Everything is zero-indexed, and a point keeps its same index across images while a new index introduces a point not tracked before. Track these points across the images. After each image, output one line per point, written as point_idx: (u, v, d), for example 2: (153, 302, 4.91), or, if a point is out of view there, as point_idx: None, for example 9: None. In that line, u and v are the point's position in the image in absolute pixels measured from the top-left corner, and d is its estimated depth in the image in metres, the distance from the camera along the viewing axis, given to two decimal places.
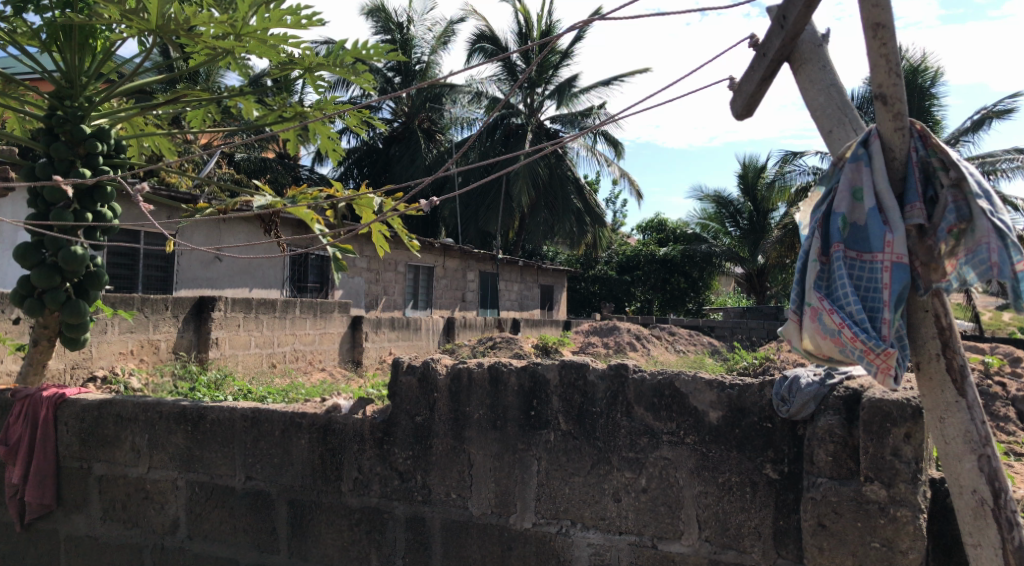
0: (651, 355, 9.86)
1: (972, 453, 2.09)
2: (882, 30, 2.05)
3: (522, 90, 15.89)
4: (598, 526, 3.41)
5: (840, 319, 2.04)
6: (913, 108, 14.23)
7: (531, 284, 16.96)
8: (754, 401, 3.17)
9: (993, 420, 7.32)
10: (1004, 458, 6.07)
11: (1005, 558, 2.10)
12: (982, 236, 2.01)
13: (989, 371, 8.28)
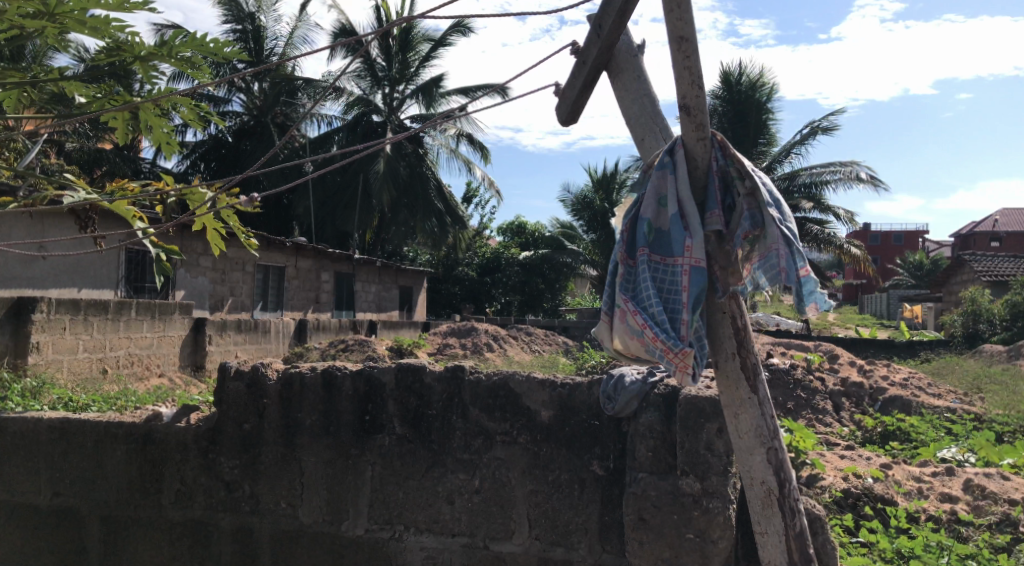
0: (506, 356, 9.98)
1: (762, 446, 2.19)
2: (686, 42, 2.11)
3: (382, 88, 15.76)
4: (431, 530, 3.39)
5: (643, 320, 2.12)
6: (751, 122, 15.16)
7: (388, 284, 16.73)
8: (583, 399, 3.27)
9: (814, 413, 7.93)
10: (822, 447, 6.58)
11: (787, 543, 2.21)
12: (772, 243, 2.13)
13: (812, 366, 8.95)
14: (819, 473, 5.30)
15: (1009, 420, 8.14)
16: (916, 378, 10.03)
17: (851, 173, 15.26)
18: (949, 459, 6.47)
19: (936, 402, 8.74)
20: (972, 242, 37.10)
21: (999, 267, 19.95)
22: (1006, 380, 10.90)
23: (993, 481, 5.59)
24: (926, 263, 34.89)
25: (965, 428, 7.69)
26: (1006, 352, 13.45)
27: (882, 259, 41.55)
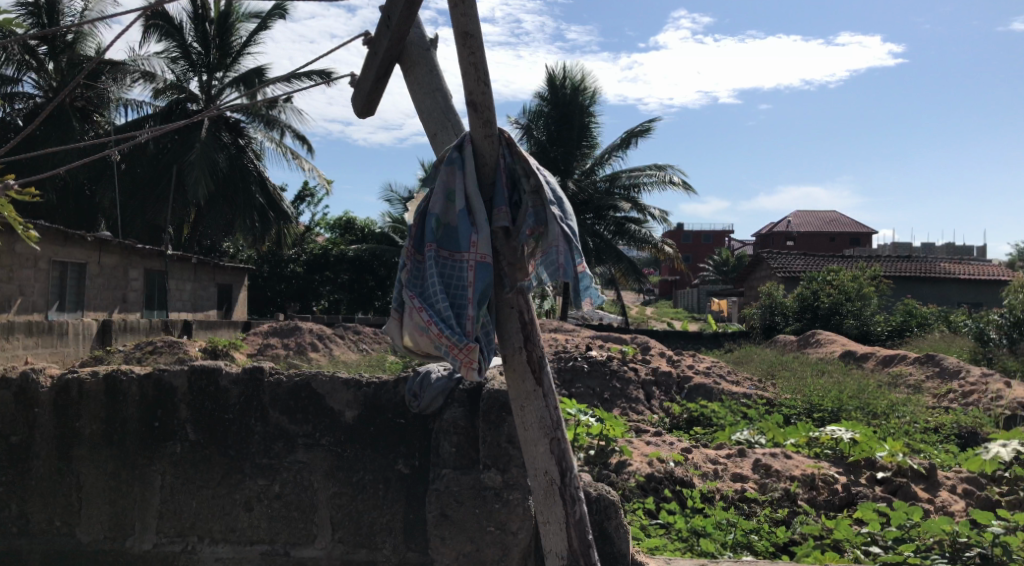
0: (330, 355, 9.73)
1: (545, 437, 2.22)
2: (470, 39, 2.11)
3: (198, 74, 14.86)
4: (227, 540, 3.20)
5: (429, 316, 2.11)
6: (574, 125, 15.67)
7: (205, 282, 15.83)
8: (388, 398, 3.24)
9: (628, 402, 8.36)
10: (631, 435, 6.90)
11: (569, 532, 2.25)
12: (553, 240, 2.18)
13: (626, 358, 9.37)
14: (628, 460, 5.56)
15: (796, 402, 8.92)
16: (718, 366, 10.78)
17: (665, 178, 16.13)
18: (742, 441, 6.97)
19: (736, 388, 9.44)
20: (772, 241, 40.39)
21: (792, 263, 21.79)
22: (797, 366, 11.95)
23: (779, 460, 6.08)
24: (731, 260, 37.59)
25: (759, 409, 8.33)
26: (797, 341, 14.75)
27: (694, 256, 44.32)
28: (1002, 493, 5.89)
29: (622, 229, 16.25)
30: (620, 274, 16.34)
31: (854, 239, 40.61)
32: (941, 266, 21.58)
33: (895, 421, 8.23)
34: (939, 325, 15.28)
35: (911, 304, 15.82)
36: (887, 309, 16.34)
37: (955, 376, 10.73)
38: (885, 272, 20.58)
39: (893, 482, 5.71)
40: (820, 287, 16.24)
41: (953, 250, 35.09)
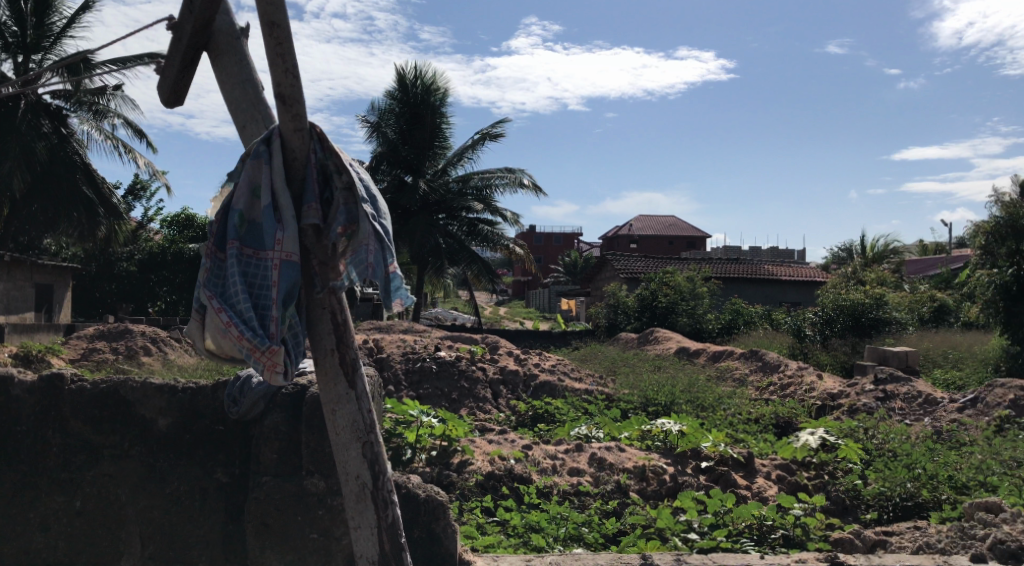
0: (166, 358, 9.20)
1: (356, 441, 2.18)
2: (277, 29, 2.03)
3: (11, 55, 13.57)
4: (20, 562, 2.94)
5: (228, 318, 2.03)
6: (426, 126, 15.72)
7: (20, 283, 14.49)
8: (206, 404, 3.06)
9: (475, 401, 8.44)
10: (474, 433, 6.93)
11: (380, 536, 2.21)
12: (363, 239, 2.13)
13: (475, 357, 9.43)
14: (468, 460, 5.61)
15: (633, 397, 9.31)
16: (563, 364, 11.05)
17: (516, 179, 16.06)
18: (579, 436, 7.15)
19: (578, 385, 9.70)
20: (617, 244, 41.97)
21: (634, 265, 22.70)
22: (636, 363, 12.45)
23: (613, 453, 6.29)
24: (580, 261, 38.63)
25: (600, 404, 8.60)
26: (638, 338, 15.38)
27: (544, 258, 45.23)
28: (810, 478, 6.38)
29: (474, 229, 16.34)
30: (473, 275, 16.39)
31: (691, 242, 42.84)
32: (765, 268, 23.16)
33: (721, 413, 8.75)
34: (762, 322, 16.38)
35: (739, 303, 16.82)
36: (718, 308, 17.31)
37: (776, 369, 11.54)
38: (716, 273, 21.82)
39: (716, 471, 6.04)
40: (658, 287, 17.01)
41: (778, 253, 37.70)
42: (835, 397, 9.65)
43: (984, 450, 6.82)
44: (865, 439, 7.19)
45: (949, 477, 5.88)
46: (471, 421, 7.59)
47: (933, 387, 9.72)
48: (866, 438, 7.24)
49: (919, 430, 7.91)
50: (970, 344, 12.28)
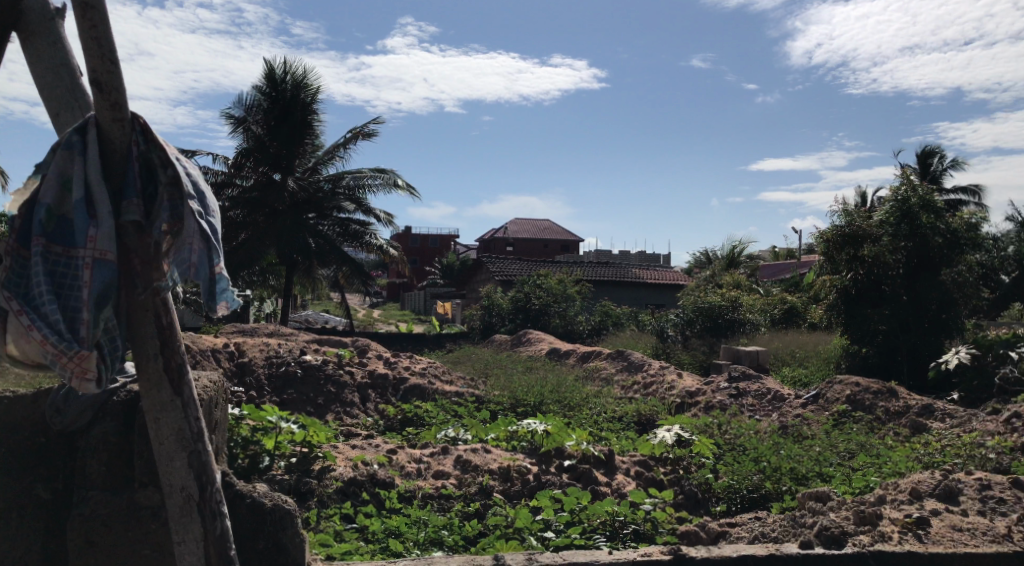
0: None
1: (183, 450, 2.13)
2: (91, 11, 1.89)
3: None
4: None
5: (32, 321, 1.90)
6: (295, 121, 15.19)
7: None
8: (24, 414, 2.83)
9: (342, 406, 8.27)
10: (337, 439, 6.78)
11: (206, 550, 2.16)
12: (187, 237, 2.03)
13: (342, 361, 9.26)
14: (333, 467, 5.44)
15: (502, 398, 9.38)
16: (434, 366, 10.98)
17: (390, 181, 16.00)
18: (446, 439, 7.12)
19: (448, 387, 9.68)
20: (493, 246, 42.27)
21: (508, 268, 22.94)
22: (508, 365, 12.55)
23: (479, 455, 6.28)
24: (456, 264, 38.59)
25: (469, 405, 8.59)
26: (511, 340, 15.54)
27: (420, 260, 44.89)
28: (667, 473, 6.60)
29: (347, 230, 15.94)
30: (344, 277, 16.00)
31: (564, 245, 43.64)
32: (632, 271, 23.93)
33: (586, 412, 8.96)
34: (630, 323, 16.86)
35: (608, 305, 17.26)
36: (587, 311, 17.67)
37: (640, 369, 11.91)
38: (585, 276, 22.34)
39: (577, 468, 6.10)
40: (532, 290, 17.22)
41: (646, 258, 39.06)
42: (693, 395, 10.05)
43: (823, 443, 7.29)
44: (718, 435, 7.54)
45: (790, 469, 6.26)
46: (336, 426, 7.43)
47: (780, 385, 10.32)
48: (720, 434, 7.58)
49: (768, 424, 8.37)
50: (815, 344, 13.11)
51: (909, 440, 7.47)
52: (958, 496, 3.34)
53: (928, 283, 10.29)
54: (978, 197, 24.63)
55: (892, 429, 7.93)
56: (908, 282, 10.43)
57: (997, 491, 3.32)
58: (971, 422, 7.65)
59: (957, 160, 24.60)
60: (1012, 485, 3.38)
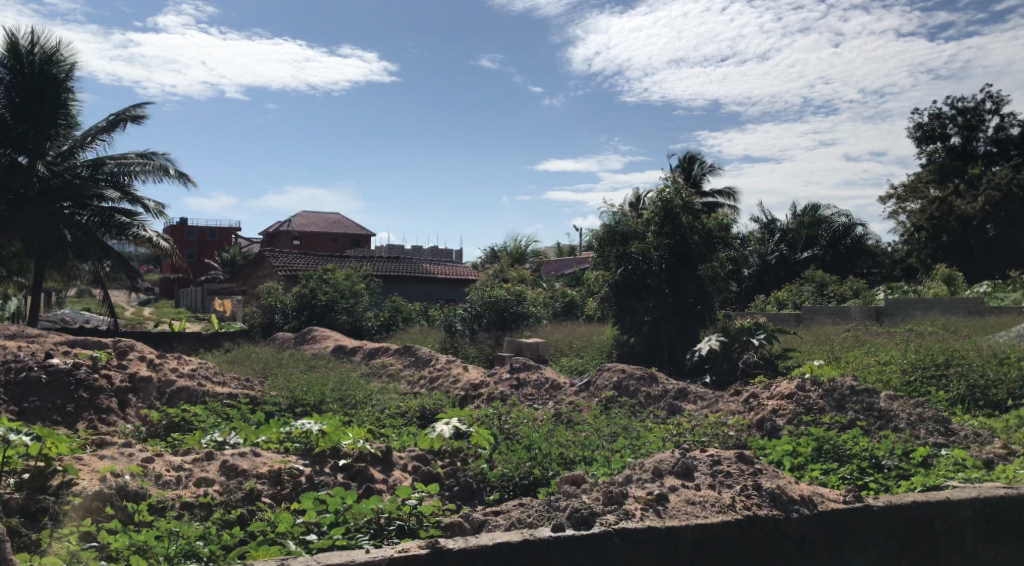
0: None
1: None
2: None
3: None
4: None
5: None
6: (46, 102, 13.72)
7: None
8: None
9: (97, 413, 7.54)
10: (84, 451, 6.13)
11: None
12: None
13: (98, 364, 8.43)
14: (74, 480, 4.87)
15: (279, 399, 9.00)
16: (206, 367, 10.30)
17: (157, 167, 14.83)
18: (212, 444, 6.68)
19: (221, 388, 9.13)
20: (277, 240, 40.67)
21: (292, 262, 22.06)
22: (290, 363, 12.09)
23: (247, 459, 5.90)
24: (240, 258, 36.67)
25: (243, 406, 8.11)
26: (295, 337, 15.03)
27: (198, 254, 42.19)
28: (444, 466, 6.62)
29: (108, 221, 14.55)
30: (107, 272, 14.60)
31: (354, 239, 42.87)
32: (422, 266, 23.94)
33: (368, 409, 8.81)
34: (418, 319, 16.85)
35: (397, 300, 17.14)
36: (374, 306, 17.43)
37: (427, 363, 11.88)
38: (374, 271, 22.10)
39: (352, 467, 5.95)
40: (318, 285, 16.70)
41: (437, 252, 39.38)
42: (477, 387, 10.19)
43: (591, 428, 7.66)
44: (496, 425, 7.68)
45: (560, 454, 6.51)
46: (85, 436, 6.71)
47: (558, 373, 10.78)
48: (500, 425, 7.71)
49: (545, 412, 8.68)
50: (591, 335, 13.81)
51: (666, 422, 8.07)
52: (693, 472, 3.61)
53: (685, 278, 11.06)
54: (732, 200, 27.16)
55: (653, 411, 8.50)
56: (671, 276, 11.21)
57: (726, 466, 3.62)
58: (718, 403, 8.38)
59: (714, 166, 26.97)
60: (739, 460, 3.70)
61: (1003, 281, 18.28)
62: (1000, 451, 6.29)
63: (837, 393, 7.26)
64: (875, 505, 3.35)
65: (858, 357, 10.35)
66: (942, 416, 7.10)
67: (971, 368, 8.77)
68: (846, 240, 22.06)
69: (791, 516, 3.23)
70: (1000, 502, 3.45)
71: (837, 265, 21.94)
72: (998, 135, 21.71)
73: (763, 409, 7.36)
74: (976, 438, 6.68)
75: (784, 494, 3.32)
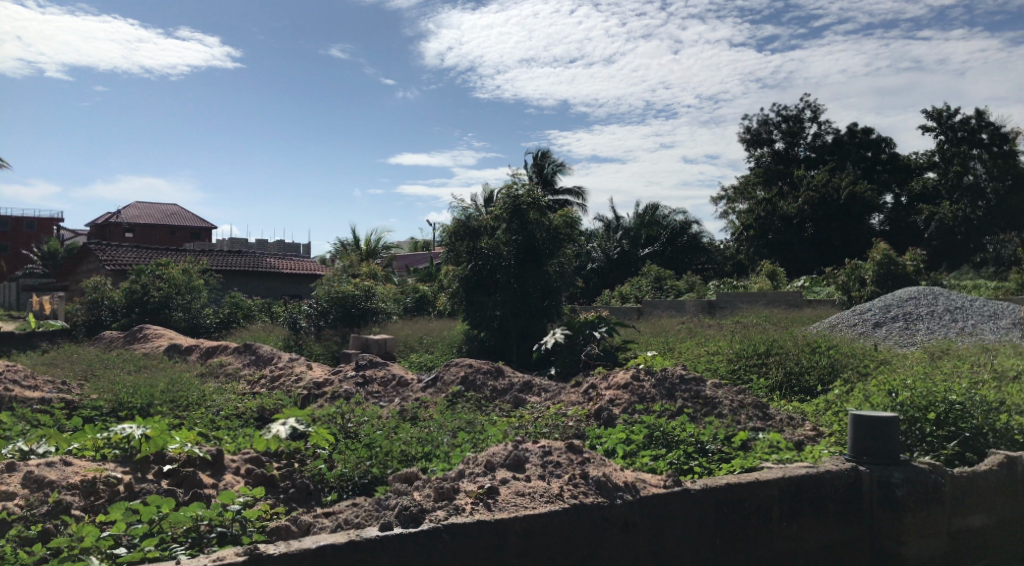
0: None
1: None
2: None
3: None
4: None
5: None
6: None
7: None
8: None
9: None
10: None
11: None
12: None
13: None
14: None
15: (101, 403, 8.39)
16: (17, 370, 9.44)
17: None
18: (18, 454, 6.10)
19: (34, 393, 8.38)
20: (106, 232, 37.92)
21: (120, 257, 20.64)
22: (117, 364, 11.30)
23: (55, 469, 5.37)
24: (63, 250, 33.93)
25: (58, 412, 7.48)
26: (123, 337, 14.08)
27: (13, 246, 38.62)
28: (280, 467, 6.36)
29: None
30: None
31: (193, 232, 40.71)
32: (267, 261, 23.07)
33: (201, 411, 8.35)
34: (260, 315, 16.19)
35: (237, 295, 16.40)
36: (212, 302, 16.61)
37: (268, 362, 11.43)
38: (213, 266, 21.10)
39: (179, 473, 5.58)
40: (149, 280, 15.69)
41: (283, 246, 38.06)
42: (320, 385, 9.91)
43: (435, 424, 7.62)
44: (338, 424, 7.47)
45: (401, 452, 6.41)
46: None
47: (405, 370, 10.67)
48: (342, 424, 7.50)
49: (389, 410, 8.55)
50: (439, 330, 13.76)
51: (509, 415, 8.15)
52: (525, 464, 3.66)
53: (533, 272, 11.25)
54: (580, 199, 27.92)
55: (497, 405, 8.58)
56: (519, 271, 11.36)
57: (556, 456, 3.69)
58: (560, 395, 8.57)
59: (563, 165, 27.59)
60: (568, 450, 3.77)
61: (817, 276, 19.82)
62: (810, 434, 6.79)
63: (668, 382, 7.59)
64: (692, 489, 3.50)
65: (690, 348, 10.88)
66: (761, 402, 7.57)
67: (788, 356, 9.41)
68: (682, 237, 23.36)
69: (615, 503, 3.33)
70: (803, 481, 3.70)
71: (674, 262, 23.16)
72: (816, 142, 23.56)
73: (600, 399, 7.57)
74: (790, 422, 7.18)
75: (610, 481, 3.42)
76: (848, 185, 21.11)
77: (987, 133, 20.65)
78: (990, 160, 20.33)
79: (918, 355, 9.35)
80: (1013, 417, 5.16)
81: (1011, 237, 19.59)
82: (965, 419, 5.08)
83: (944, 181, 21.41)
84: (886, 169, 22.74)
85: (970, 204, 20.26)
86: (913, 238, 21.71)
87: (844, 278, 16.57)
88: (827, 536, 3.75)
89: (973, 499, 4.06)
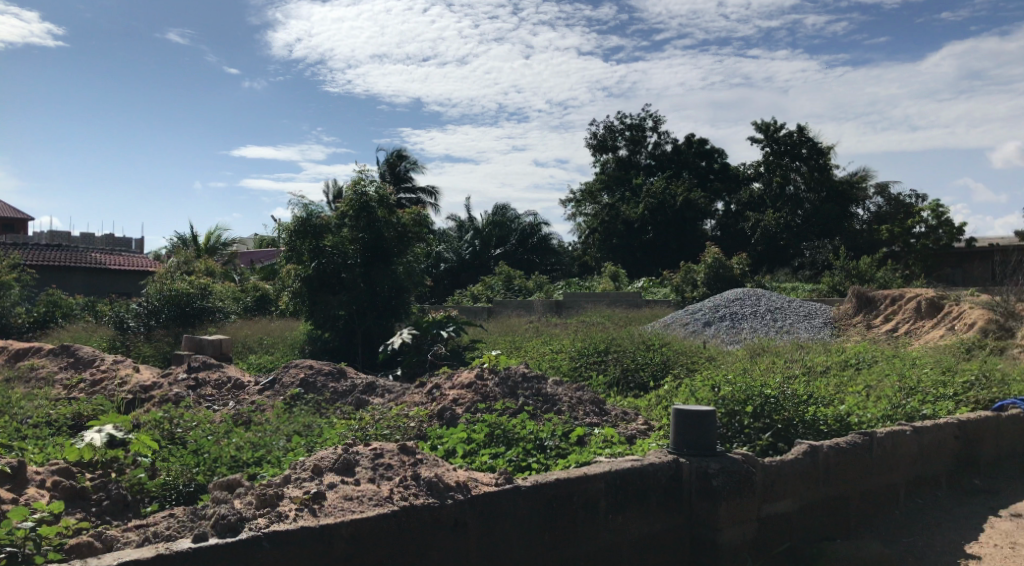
0: None
1: None
2: None
3: None
4: None
5: None
6: None
7: None
8: None
9: None
10: None
11: None
12: None
13: None
14: None
15: None
16: None
17: None
18: None
19: None
20: None
21: None
22: None
23: None
24: None
25: None
26: None
27: None
28: (95, 478, 5.88)
29: None
30: None
31: (7, 224, 37.31)
32: (91, 256, 21.47)
33: (6, 419, 7.60)
34: (82, 314, 15.03)
35: (54, 293, 15.13)
36: (26, 300, 15.26)
37: (88, 364, 10.60)
38: (28, 261, 19.39)
39: None
40: None
41: (112, 241, 35.60)
42: (147, 389, 9.28)
43: (271, 427, 7.32)
44: (164, 430, 7.01)
45: (231, 457, 6.11)
46: None
47: (241, 372, 10.20)
48: (168, 429, 7.05)
49: (222, 414, 8.13)
50: (280, 330, 13.28)
51: (350, 417, 7.96)
52: (354, 467, 3.58)
53: (380, 272, 11.09)
54: (434, 198, 27.82)
55: (339, 407, 8.36)
56: (365, 270, 11.14)
57: (387, 458, 3.62)
58: (403, 395, 8.46)
59: (416, 164, 27.36)
60: (401, 451, 3.71)
61: (656, 278, 20.75)
62: (641, 427, 7.07)
63: (510, 382, 7.66)
64: (522, 486, 3.53)
65: (534, 347, 11.04)
66: (598, 398, 7.81)
67: (625, 353, 9.78)
68: (533, 238, 23.81)
69: (445, 504, 3.30)
70: (629, 474, 3.82)
71: (524, 263, 23.62)
72: (657, 150, 24.63)
73: (444, 399, 7.55)
74: (624, 417, 7.44)
75: (441, 482, 3.39)
76: (684, 193, 22.14)
77: (807, 148, 22.02)
78: (808, 172, 21.88)
79: (742, 352, 9.97)
80: (821, 408, 5.57)
81: (823, 244, 21.19)
82: (778, 412, 5.45)
83: (768, 190, 22.91)
84: (718, 179, 24.07)
85: (791, 213, 22.03)
86: (742, 245, 23.22)
87: (679, 280, 17.44)
88: (650, 527, 3.90)
89: (782, 487, 4.35)
